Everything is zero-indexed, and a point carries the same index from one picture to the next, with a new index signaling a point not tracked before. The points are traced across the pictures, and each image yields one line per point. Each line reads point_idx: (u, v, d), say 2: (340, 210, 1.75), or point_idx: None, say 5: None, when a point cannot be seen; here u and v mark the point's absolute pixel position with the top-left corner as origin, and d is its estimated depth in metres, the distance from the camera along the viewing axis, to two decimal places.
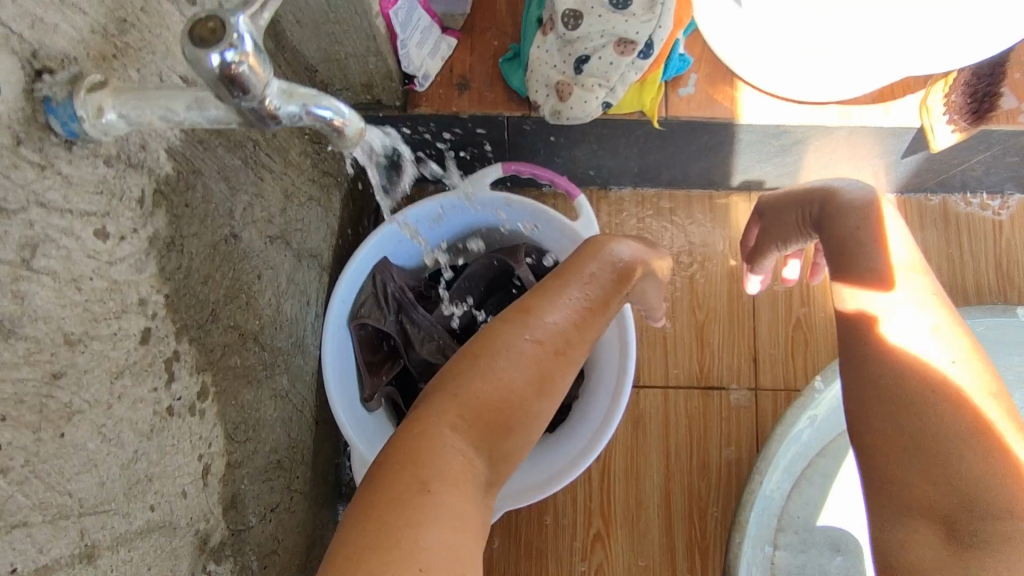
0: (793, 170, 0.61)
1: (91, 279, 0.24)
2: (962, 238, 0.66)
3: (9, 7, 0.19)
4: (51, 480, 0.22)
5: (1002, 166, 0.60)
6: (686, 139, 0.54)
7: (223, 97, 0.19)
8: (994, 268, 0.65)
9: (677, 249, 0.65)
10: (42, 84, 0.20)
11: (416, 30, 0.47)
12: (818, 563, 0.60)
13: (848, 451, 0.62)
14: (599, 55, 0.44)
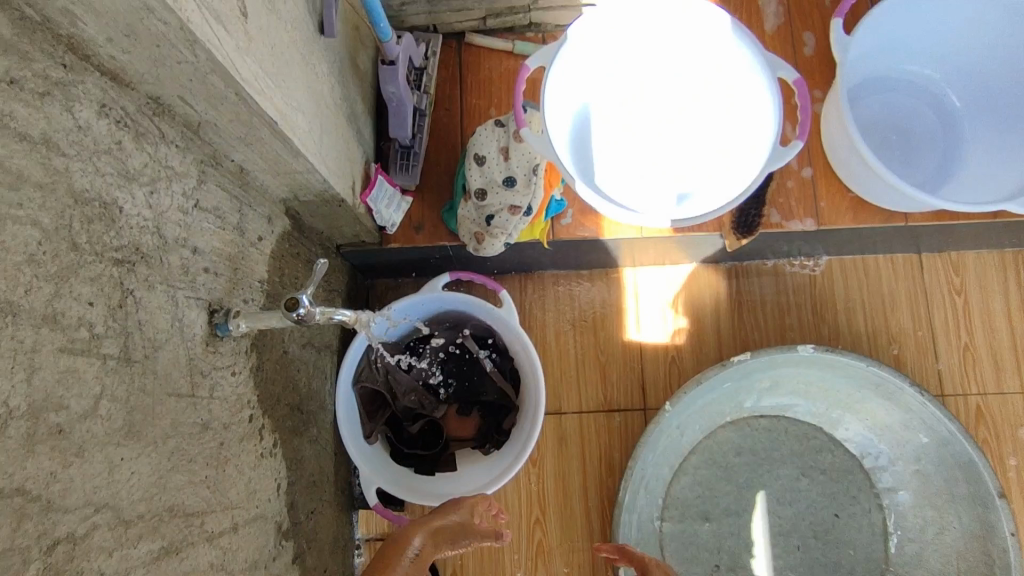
0: (656, 252, 0.87)
1: (231, 395, 0.50)
2: (788, 289, 0.92)
3: (200, 289, 0.45)
4: (222, 490, 0.48)
5: (800, 243, 0.87)
6: (571, 246, 0.80)
7: (296, 326, 0.46)
8: (810, 310, 0.92)
9: (585, 310, 0.90)
10: (213, 316, 0.47)
11: (384, 198, 0.70)
12: (692, 527, 0.86)
13: (711, 450, 0.87)
14: (500, 215, 0.69)
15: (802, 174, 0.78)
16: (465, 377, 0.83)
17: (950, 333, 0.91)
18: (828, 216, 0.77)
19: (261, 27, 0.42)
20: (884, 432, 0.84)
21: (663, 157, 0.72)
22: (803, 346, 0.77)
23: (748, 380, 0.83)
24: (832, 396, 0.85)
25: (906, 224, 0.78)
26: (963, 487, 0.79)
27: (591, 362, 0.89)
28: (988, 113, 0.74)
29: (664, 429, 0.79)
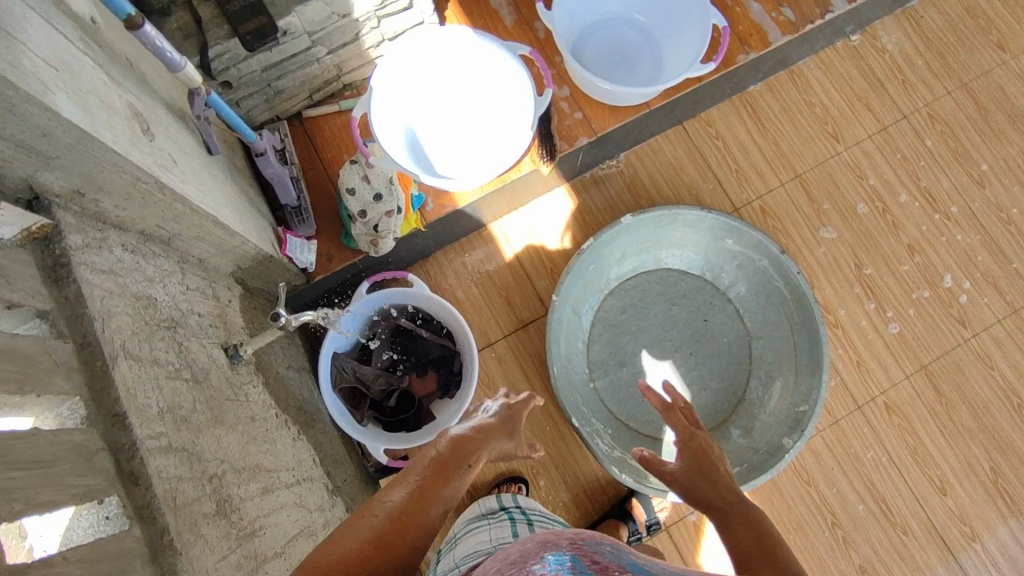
0: (504, 203, 1.15)
1: (258, 401, 0.74)
2: (607, 187, 1.23)
3: (212, 341, 0.69)
4: (279, 458, 0.72)
5: (597, 153, 1.18)
6: (443, 224, 1.07)
7: (284, 330, 0.75)
8: (629, 195, 1.23)
9: (477, 266, 1.17)
10: (228, 351, 0.71)
11: (299, 248, 0.91)
12: (616, 376, 1.14)
13: (607, 319, 1.15)
14: (382, 220, 0.91)
15: (574, 114, 1.08)
16: (412, 349, 1.07)
17: (722, 169, 1.25)
18: (600, 125, 1.09)
19: (183, 163, 0.65)
20: (707, 251, 1.16)
21: (474, 131, 1.01)
22: (625, 218, 1.06)
23: (605, 256, 1.11)
24: (665, 245, 1.16)
25: (651, 109, 1.11)
26: (764, 261, 1.11)
27: (497, 299, 1.16)
28: (667, 16, 1.08)
29: (561, 315, 1.07)
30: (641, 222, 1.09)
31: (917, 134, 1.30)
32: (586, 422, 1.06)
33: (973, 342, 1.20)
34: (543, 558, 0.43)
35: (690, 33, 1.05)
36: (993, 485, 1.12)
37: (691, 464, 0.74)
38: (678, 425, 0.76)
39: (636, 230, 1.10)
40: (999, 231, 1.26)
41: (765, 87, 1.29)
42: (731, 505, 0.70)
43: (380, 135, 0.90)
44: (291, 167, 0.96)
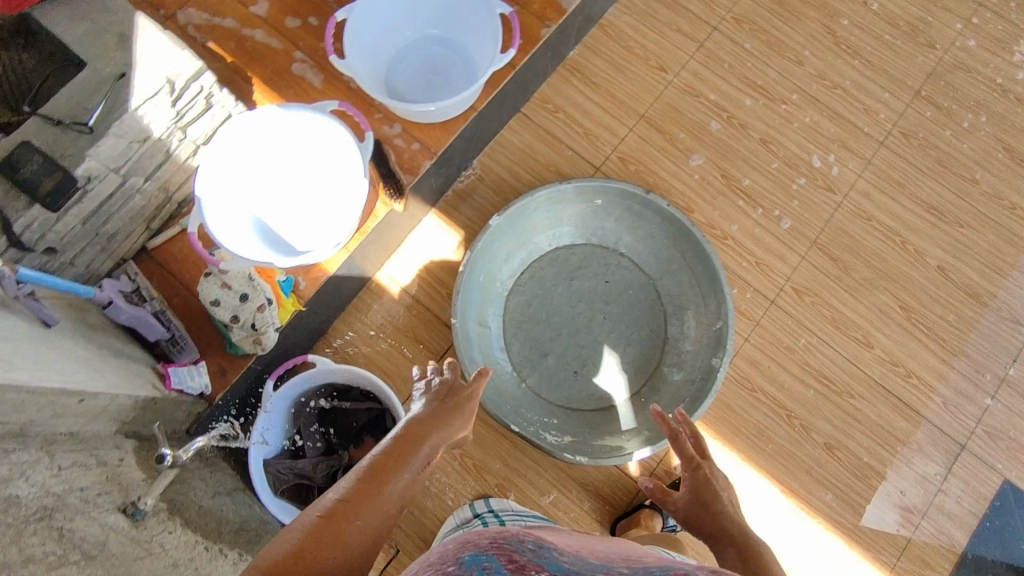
0: (380, 248, 1.17)
1: (176, 546, 0.73)
2: (473, 198, 1.26)
3: (106, 507, 0.68)
4: None
5: (448, 171, 1.21)
6: (327, 295, 1.07)
7: (175, 465, 0.78)
8: (495, 197, 1.26)
9: (377, 317, 1.19)
10: (127, 510, 0.70)
11: (188, 376, 0.89)
12: (542, 366, 1.16)
13: (513, 318, 1.18)
14: (257, 317, 0.90)
15: (411, 146, 1.10)
16: (340, 425, 1.07)
17: (572, 139, 1.29)
18: (435, 144, 1.11)
19: (7, 349, 0.63)
20: (584, 218, 1.19)
21: (314, 194, 1.02)
22: (492, 220, 1.09)
23: (489, 262, 1.14)
24: (541, 230, 1.19)
25: (478, 111, 1.13)
26: (634, 205, 1.16)
27: (407, 342, 1.18)
28: (460, 20, 1.11)
29: (467, 332, 1.09)
30: (507, 220, 1.11)
31: (732, 40, 1.37)
32: (528, 423, 1.09)
33: (847, 203, 1.28)
34: (460, 559, 0.45)
35: (485, 29, 1.08)
36: (908, 321, 1.19)
37: (699, 501, 0.84)
38: (686, 453, 0.85)
39: (507, 227, 1.12)
40: (831, 97, 1.35)
41: (584, 49, 1.35)
42: (729, 536, 0.80)
43: (224, 234, 0.90)
44: (152, 303, 0.91)
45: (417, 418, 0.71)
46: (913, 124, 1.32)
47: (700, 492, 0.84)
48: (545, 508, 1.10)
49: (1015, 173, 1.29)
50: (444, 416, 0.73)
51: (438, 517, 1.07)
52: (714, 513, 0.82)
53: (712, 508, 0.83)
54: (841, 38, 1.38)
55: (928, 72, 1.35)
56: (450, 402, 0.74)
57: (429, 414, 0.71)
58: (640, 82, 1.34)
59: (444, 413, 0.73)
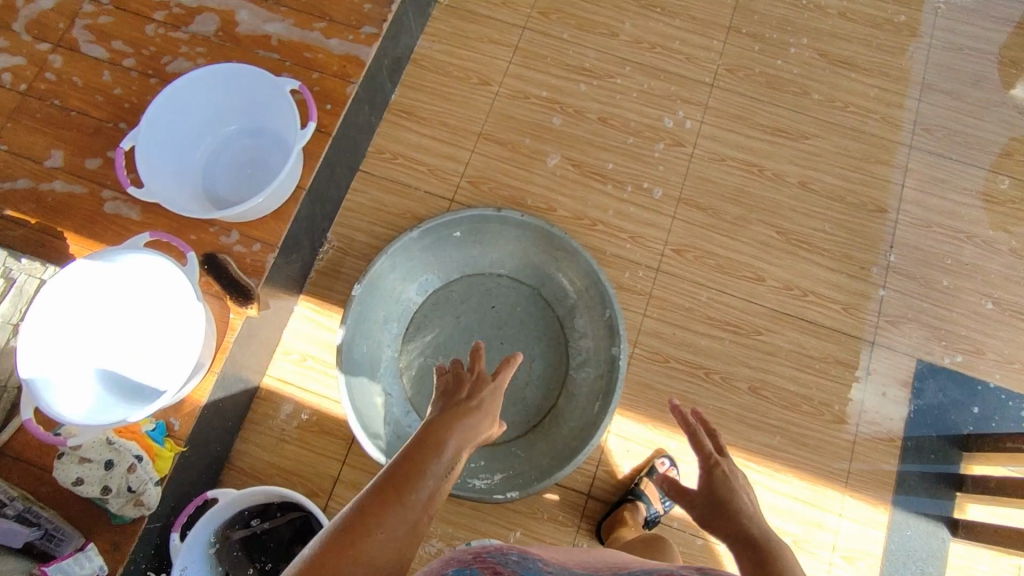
0: (259, 358, 1.17)
1: None
2: (338, 271, 1.25)
3: None
4: None
5: (300, 255, 1.19)
6: (210, 422, 1.05)
7: None
8: (357, 263, 1.25)
9: (276, 420, 1.19)
10: None
11: (75, 566, 0.83)
12: None
13: (412, 375, 1.16)
14: (131, 479, 0.85)
15: (249, 248, 1.07)
16: (266, 547, 1.02)
17: (416, 181, 1.28)
18: (273, 236, 1.08)
19: None
20: (453, 253, 1.19)
21: (150, 330, 0.96)
22: (353, 291, 1.08)
23: (370, 331, 1.14)
24: (411, 282, 1.18)
25: (307, 188, 1.11)
26: (493, 225, 1.14)
27: (311, 434, 1.18)
28: (254, 104, 1.07)
29: (366, 408, 1.10)
30: (367, 286, 1.11)
31: (543, 32, 1.36)
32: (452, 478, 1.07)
33: (698, 151, 1.26)
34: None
35: (280, 108, 1.05)
36: (788, 245, 1.20)
37: (717, 499, 0.75)
38: (699, 449, 0.81)
39: (370, 294, 1.11)
40: (656, 59, 1.32)
41: (404, 87, 1.33)
42: (756, 543, 0.68)
43: (71, 408, 0.87)
44: (15, 504, 0.84)
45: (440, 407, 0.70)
46: (736, 57, 1.32)
47: (721, 494, 0.75)
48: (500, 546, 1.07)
49: (839, 74, 1.29)
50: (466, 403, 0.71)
51: None
52: (747, 519, 0.72)
53: (737, 512, 0.73)
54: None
55: (732, 6, 1.35)
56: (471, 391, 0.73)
57: (447, 408, 0.70)
58: (466, 102, 1.32)
59: (459, 400, 0.72)
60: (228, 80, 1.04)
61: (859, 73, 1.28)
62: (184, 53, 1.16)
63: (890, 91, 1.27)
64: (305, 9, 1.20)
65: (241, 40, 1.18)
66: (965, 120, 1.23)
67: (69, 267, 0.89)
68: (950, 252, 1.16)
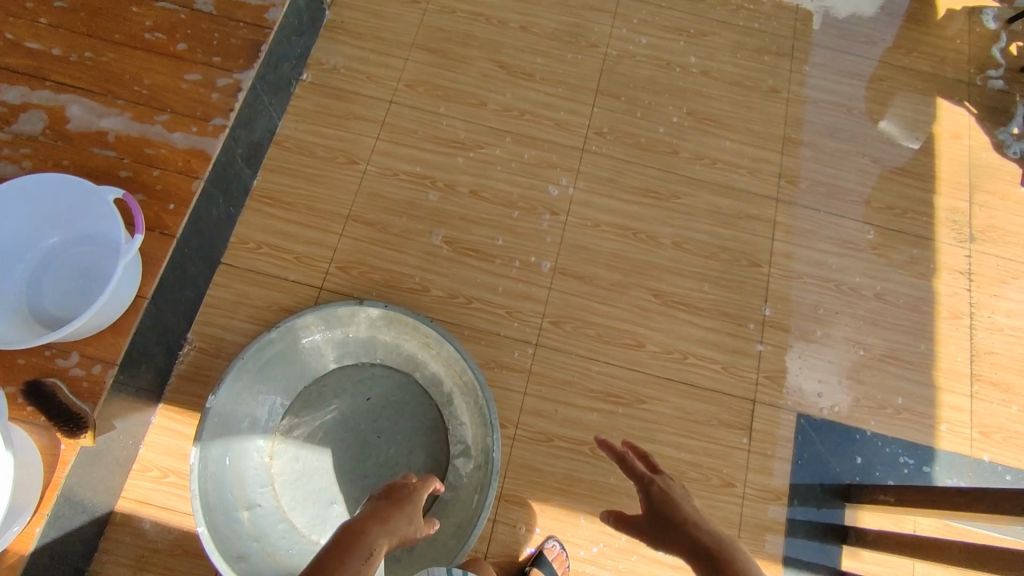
0: (110, 479, 1.13)
1: None
2: (199, 373, 1.22)
3: None
4: None
5: (153, 363, 1.16)
6: (42, 556, 1.02)
7: None
8: (218, 363, 1.22)
9: (135, 534, 1.15)
10: None
11: None
12: (322, 517, 1.12)
13: (279, 482, 1.13)
14: None
15: (87, 368, 1.03)
16: None
17: (280, 272, 1.24)
18: (109, 351, 1.04)
19: None
20: (324, 347, 1.16)
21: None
22: (208, 402, 1.03)
23: (231, 439, 1.09)
24: (274, 383, 1.15)
25: (149, 295, 1.07)
26: (359, 316, 1.13)
27: (171, 551, 1.15)
28: (75, 213, 1.03)
29: (227, 526, 1.04)
30: (224, 396, 1.06)
31: (410, 106, 1.33)
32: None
33: (569, 219, 1.22)
34: None
35: (104, 217, 1.02)
36: (664, 307, 1.17)
37: (663, 513, 0.77)
38: (634, 474, 0.83)
39: (227, 403, 1.07)
40: (523, 126, 1.30)
41: (266, 172, 1.30)
42: (705, 547, 0.70)
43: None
44: None
45: (373, 512, 0.77)
46: (604, 120, 1.29)
47: (664, 509, 0.77)
48: None
49: (705, 132, 1.27)
50: (394, 510, 0.78)
51: None
52: (693, 529, 0.73)
53: (681, 521, 0.75)
54: (511, 67, 1.34)
55: (599, 69, 1.32)
56: (401, 502, 0.80)
57: (375, 513, 0.76)
58: (333, 182, 1.28)
59: (389, 508, 0.78)
60: (42, 191, 1.01)
61: (726, 130, 1.27)
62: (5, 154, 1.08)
63: (759, 149, 1.25)
64: (142, 100, 1.14)
65: (72, 138, 1.11)
66: (828, 172, 1.24)
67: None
68: (821, 303, 1.17)
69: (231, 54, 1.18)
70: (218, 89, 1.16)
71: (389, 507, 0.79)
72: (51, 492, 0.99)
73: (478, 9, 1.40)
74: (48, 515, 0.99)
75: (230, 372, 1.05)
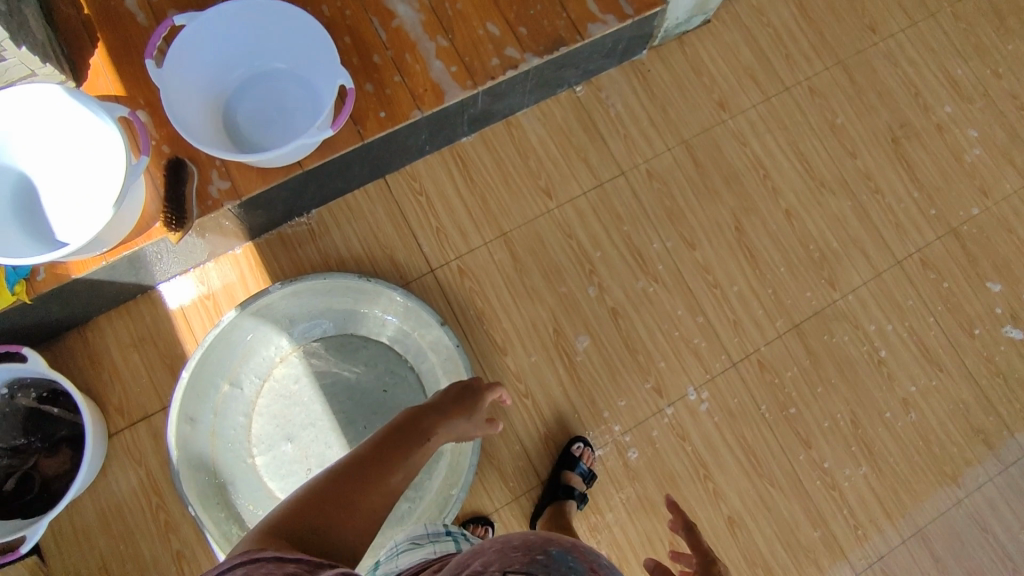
0: (167, 267, 1.18)
1: None
2: (293, 248, 1.21)
3: None
4: None
5: (265, 214, 1.16)
6: (74, 289, 1.10)
7: None
8: (308, 254, 1.20)
9: (148, 319, 1.22)
10: None
11: None
12: (273, 445, 1.13)
13: (269, 388, 1.15)
14: None
15: (221, 182, 1.07)
16: (41, 428, 1.17)
17: (413, 227, 1.17)
18: (244, 187, 1.07)
19: None
20: (391, 319, 1.15)
21: (59, 181, 1.06)
22: (272, 286, 1.06)
23: (265, 324, 1.12)
24: (331, 311, 1.15)
25: (305, 168, 1.06)
26: (433, 329, 1.10)
27: (159, 356, 1.21)
28: (314, 64, 1.04)
29: (205, 386, 1.09)
30: (285, 294, 1.08)
31: (633, 193, 1.15)
32: (218, 507, 1.08)
33: (669, 412, 1.10)
34: (548, 551, 0.49)
35: (328, 85, 1.02)
36: (670, 563, 1.05)
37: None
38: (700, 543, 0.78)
39: (283, 299, 1.09)
40: (707, 299, 1.13)
41: (479, 138, 1.18)
42: None
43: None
44: None
45: (435, 412, 0.82)
46: (778, 359, 1.11)
47: None
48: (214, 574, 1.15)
49: (855, 454, 1.09)
50: (455, 414, 0.84)
51: (101, 557, 1.15)
52: None
53: None
54: (745, 237, 1.14)
55: (818, 310, 1.13)
56: (463, 407, 0.86)
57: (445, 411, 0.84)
58: (521, 191, 1.16)
59: (457, 409, 0.85)
60: (303, 30, 1.01)
61: (875, 471, 1.08)
62: None
63: (885, 516, 1.07)
64: (438, 12, 1.06)
65: None
66: None
67: (52, 84, 1.00)
68: None
69: (537, 33, 1.05)
70: (501, 58, 1.05)
71: (447, 412, 0.84)
72: (120, 250, 1.07)
73: (763, 159, 1.17)
74: (107, 264, 1.07)
75: (301, 280, 1.07)
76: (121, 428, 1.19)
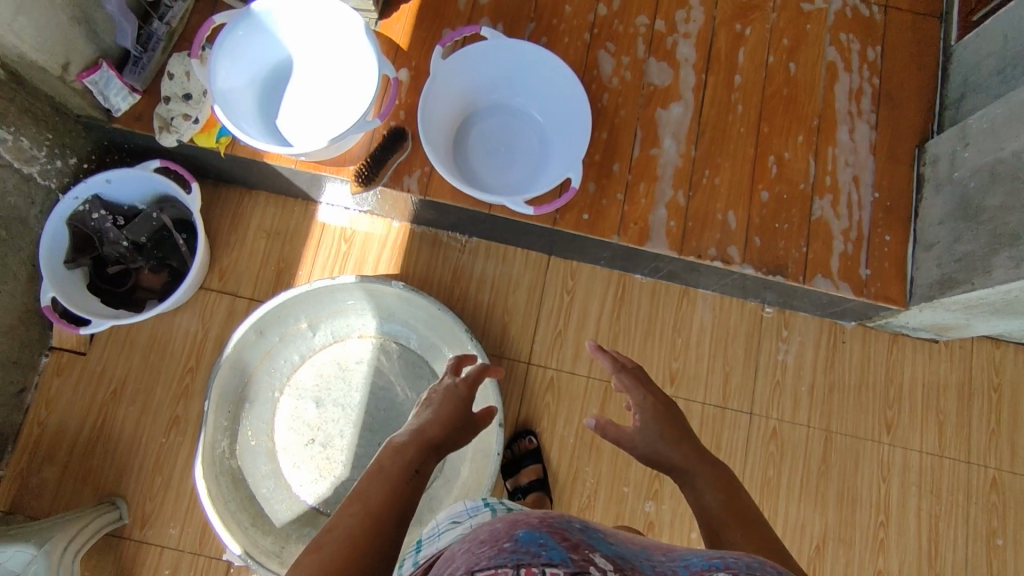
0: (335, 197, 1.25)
1: None
2: (435, 255, 1.22)
3: (62, 82, 1.07)
4: None
5: (434, 216, 1.19)
6: (259, 167, 1.19)
7: (66, 80, 1.07)
8: (443, 270, 1.21)
9: (292, 222, 1.30)
10: (62, 69, 1.06)
11: (114, 91, 1.13)
12: (301, 397, 1.17)
13: (333, 351, 1.19)
14: (173, 113, 1.16)
15: (421, 174, 1.11)
16: (161, 246, 1.27)
17: (539, 316, 1.15)
18: (433, 189, 1.10)
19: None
20: None
21: (320, 94, 1.15)
22: (394, 282, 1.09)
23: (368, 302, 1.16)
24: (425, 330, 1.17)
25: (490, 211, 1.08)
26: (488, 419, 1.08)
27: (278, 256, 1.29)
28: (563, 138, 1.06)
29: (289, 315, 1.14)
30: (402, 294, 1.11)
31: (747, 442, 1.06)
32: (226, 415, 1.13)
33: None
34: (515, 535, 0.40)
35: (559, 165, 1.03)
36: None
37: (661, 435, 0.72)
38: (634, 381, 0.78)
39: (397, 296, 1.12)
40: None
41: (650, 285, 1.14)
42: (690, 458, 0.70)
43: (227, 56, 1.07)
44: (148, 56, 1.16)
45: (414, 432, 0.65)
46: None
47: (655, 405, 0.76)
48: (186, 453, 1.22)
49: None
50: (441, 427, 0.66)
51: (124, 371, 1.25)
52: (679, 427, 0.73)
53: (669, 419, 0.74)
54: (821, 561, 1.02)
55: None
56: (449, 415, 0.68)
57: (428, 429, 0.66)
58: (650, 357, 1.11)
59: (447, 422, 0.68)
60: (574, 108, 1.03)
61: None
62: (618, 58, 1.07)
63: None
64: (696, 168, 1.03)
65: (645, 113, 1.05)
66: None
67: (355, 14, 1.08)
68: None
69: (767, 249, 0.99)
70: (720, 248, 1.00)
71: (433, 434, 0.65)
72: (309, 168, 1.13)
73: (893, 506, 1.04)
74: (292, 169, 1.14)
75: (422, 296, 1.09)
76: (211, 287, 1.28)
